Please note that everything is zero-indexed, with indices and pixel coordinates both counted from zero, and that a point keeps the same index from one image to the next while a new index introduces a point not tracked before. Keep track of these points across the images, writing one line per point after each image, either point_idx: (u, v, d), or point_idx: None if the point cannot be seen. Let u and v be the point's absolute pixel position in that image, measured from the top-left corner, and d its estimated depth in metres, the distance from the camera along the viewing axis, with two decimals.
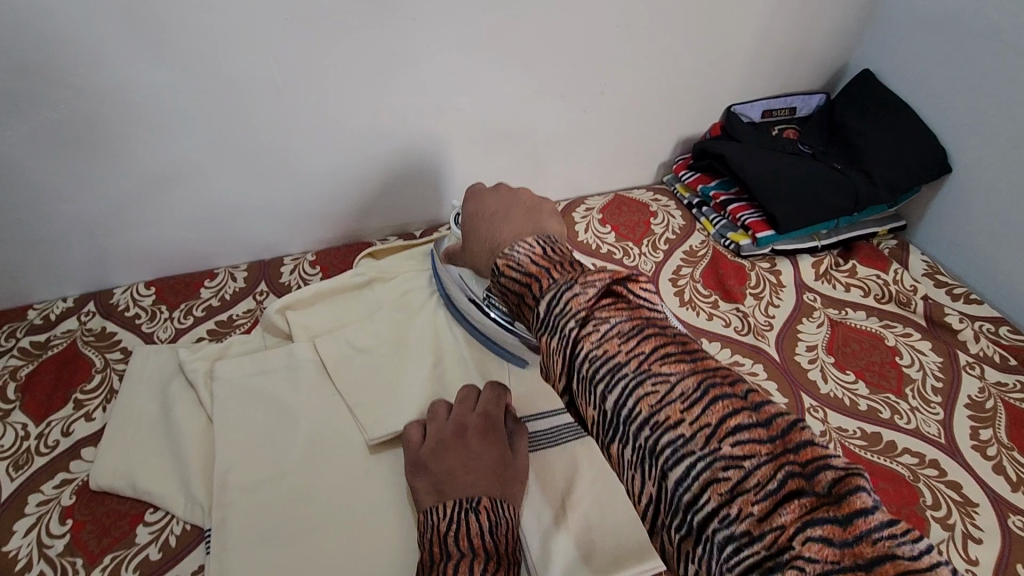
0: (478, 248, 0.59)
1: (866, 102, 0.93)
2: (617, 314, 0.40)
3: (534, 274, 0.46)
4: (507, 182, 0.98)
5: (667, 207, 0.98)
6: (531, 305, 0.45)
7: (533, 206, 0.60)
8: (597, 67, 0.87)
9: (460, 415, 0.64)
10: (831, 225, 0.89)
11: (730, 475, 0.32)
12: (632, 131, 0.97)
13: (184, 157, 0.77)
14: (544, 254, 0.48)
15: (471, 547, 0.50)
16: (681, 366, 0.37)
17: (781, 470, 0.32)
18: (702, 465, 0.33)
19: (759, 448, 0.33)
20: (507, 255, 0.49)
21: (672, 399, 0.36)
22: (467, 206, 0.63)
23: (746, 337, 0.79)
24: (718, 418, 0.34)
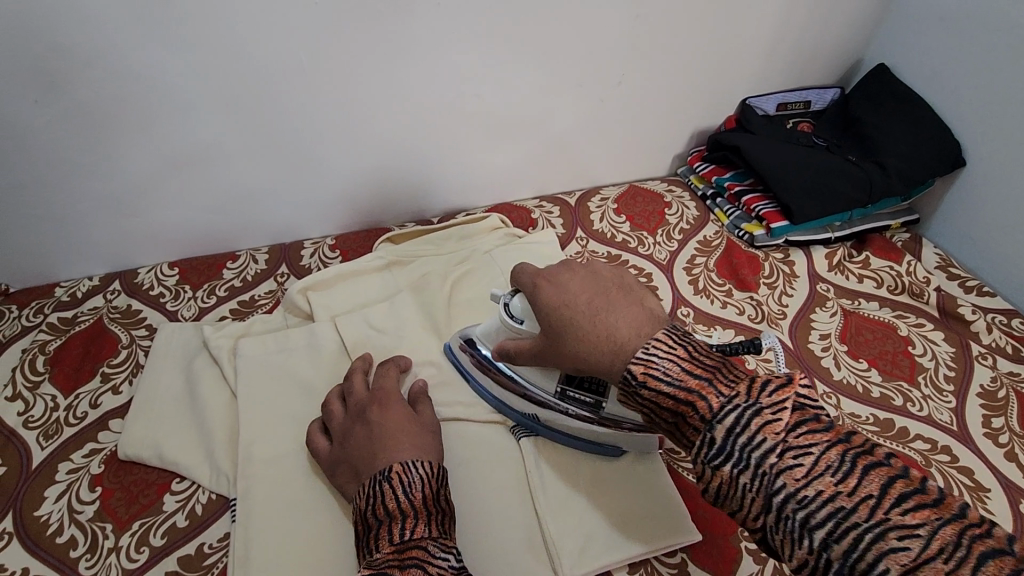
0: (586, 342, 0.51)
1: (881, 96, 0.93)
2: (748, 386, 0.43)
3: (691, 387, 0.44)
4: (524, 171, 0.99)
5: (681, 198, 0.99)
6: (694, 423, 0.43)
7: (620, 281, 0.56)
8: (616, 57, 0.88)
9: (355, 401, 0.63)
10: (845, 217, 0.89)
11: (908, 544, 0.34)
12: (648, 122, 0.98)
13: (210, 139, 0.79)
14: (688, 354, 0.46)
15: (387, 512, 0.51)
16: (818, 437, 0.40)
17: (962, 534, 0.34)
18: (875, 534, 0.35)
19: (931, 515, 0.35)
20: (643, 358, 0.47)
21: (820, 472, 0.38)
22: (545, 292, 0.56)
23: (759, 325, 0.80)
24: (865, 481, 0.37)
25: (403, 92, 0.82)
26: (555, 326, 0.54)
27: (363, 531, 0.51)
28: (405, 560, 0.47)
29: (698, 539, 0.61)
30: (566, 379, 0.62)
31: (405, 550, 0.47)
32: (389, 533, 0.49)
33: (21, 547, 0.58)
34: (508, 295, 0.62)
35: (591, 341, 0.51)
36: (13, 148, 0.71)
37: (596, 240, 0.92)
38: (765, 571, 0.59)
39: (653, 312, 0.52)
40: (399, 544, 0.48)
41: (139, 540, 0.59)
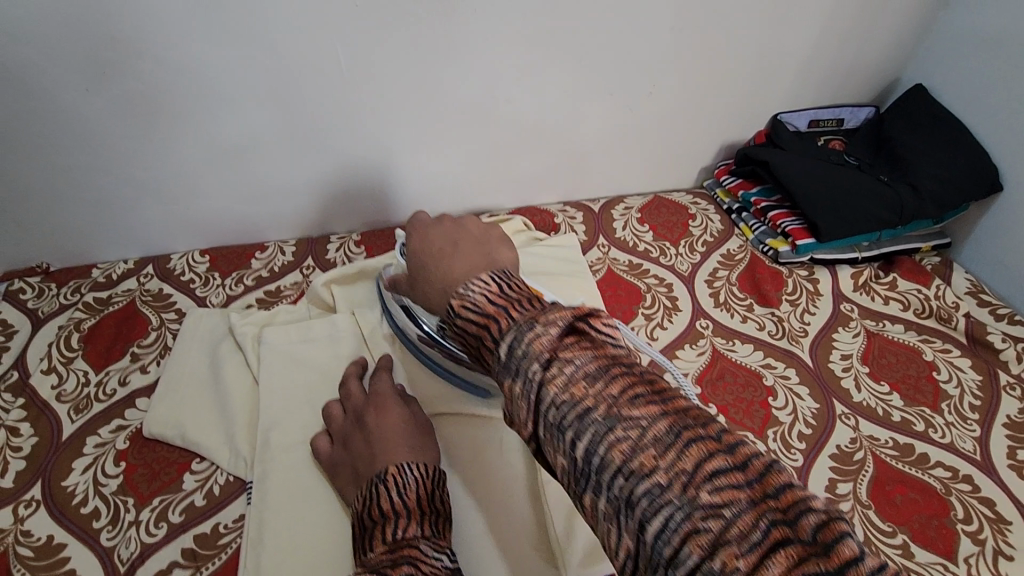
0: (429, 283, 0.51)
1: (917, 117, 0.92)
2: (583, 355, 0.35)
3: (491, 313, 0.39)
4: (551, 177, 1.00)
5: (706, 210, 0.99)
6: (489, 346, 0.39)
7: (483, 237, 0.55)
8: (648, 67, 0.88)
9: (353, 407, 0.64)
10: (873, 237, 0.88)
11: (696, 511, 0.29)
12: (677, 132, 0.98)
13: (247, 132, 0.81)
14: (501, 291, 0.41)
15: (382, 513, 0.51)
16: (585, 352, 0.35)
17: (749, 497, 0.28)
18: (605, 429, 0.32)
19: (722, 472, 0.30)
20: (460, 293, 0.42)
21: (640, 446, 0.31)
22: (414, 233, 0.57)
23: (780, 341, 0.79)
24: (668, 430, 0.31)
25: (435, 93, 0.84)
26: (412, 268, 0.55)
27: (358, 536, 0.51)
28: (398, 556, 0.46)
29: None
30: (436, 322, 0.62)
31: (399, 546, 0.47)
32: (382, 534, 0.49)
33: (47, 515, 0.61)
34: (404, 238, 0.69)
35: (432, 281, 0.51)
36: (62, 132, 0.75)
37: (618, 248, 0.92)
38: None
39: (495, 260, 0.51)
40: (392, 543, 0.47)
41: (158, 516, 0.60)
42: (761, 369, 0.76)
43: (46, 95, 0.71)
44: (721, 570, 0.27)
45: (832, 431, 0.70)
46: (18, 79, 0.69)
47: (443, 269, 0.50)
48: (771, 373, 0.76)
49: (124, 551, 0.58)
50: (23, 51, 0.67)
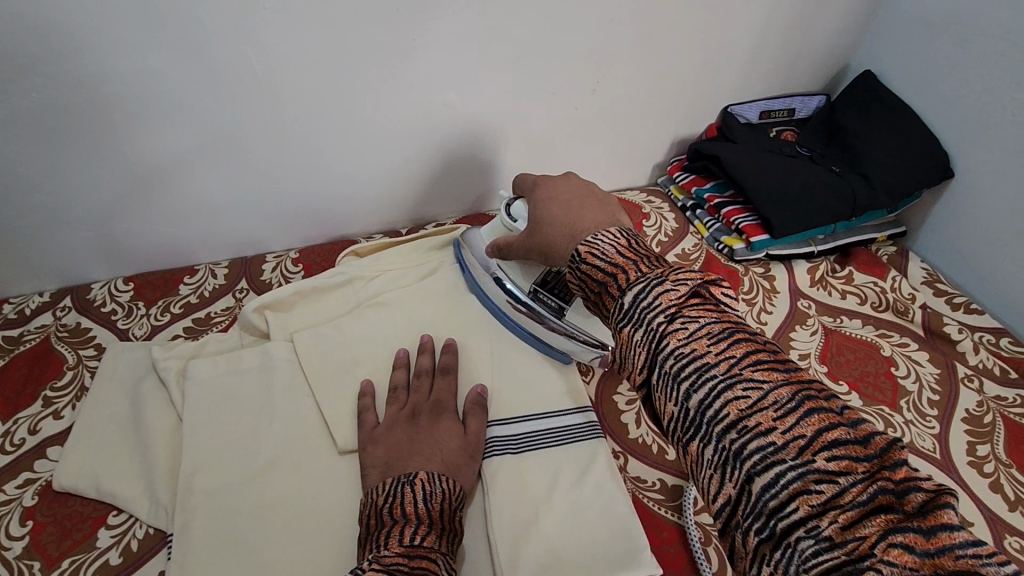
0: (552, 228, 0.65)
1: (868, 104, 0.90)
2: (707, 314, 0.43)
3: (620, 264, 0.49)
4: (500, 181, 0.96)
5: (660, 209, 0.96)
6: (613, 292, 0.49)
7: (599, 194, 0.67)
8: (593, 63, 0.84)
9: (416, 399, 0.66)
10: (828, 230, 0.86)
11: (750, 394, 0.38)
12: (628, 129, 0.95)
13: (167, 154, 0.75)
14: (627, 245, 0.51)
15: (404, 514, 0.51)
16: (709, 312, 0.43)
17: (798, 394, 0.37)
18: (727, 387, 0.39)
19: (779, 378, 0.38)
20: (589, 242, 0.53)
21: (762, 405, 0.37)
22: (535, 195, 0.71)
23: None
24: (722, 328, 0.42)
25: (367, 103, 0.79)
26: (537, 218, 0.68)
27: (370, 532, 0.51)
28: (417, 566, 0.46)
29: (658, 573, 0.57)
30: (540, 282, 0.73)
31: (417, 552, 0.47)
32: (400, 536, 0.48)
33: None
34: (509, 202, 0.77)
35: (561, 233, 0.64)
36: None
37: None
38: None
39: (618, 220, 0.62)
40: (409, 547, 0.48)
41: None
42: None
43: None
44: (768, 444, 0.36)
45: None
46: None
47: (569, 220, 0.63)
48: None
49: None
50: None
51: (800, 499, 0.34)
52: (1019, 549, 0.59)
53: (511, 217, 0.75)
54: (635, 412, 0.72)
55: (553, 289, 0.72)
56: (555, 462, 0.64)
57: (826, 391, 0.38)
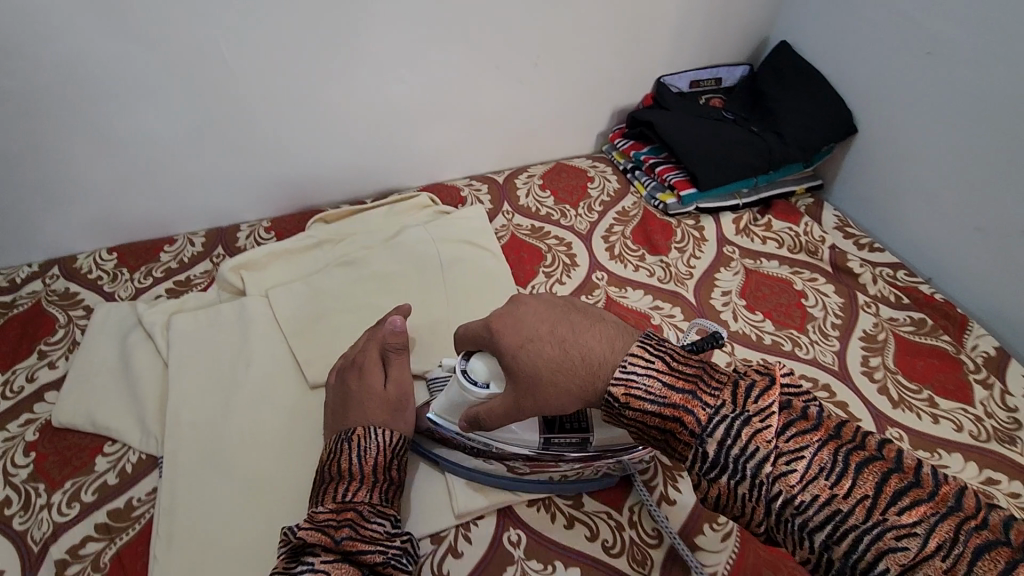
0: (565, 373, 0.48)
1: (783, 71, 1.00)
2: (809, 441, 0.41)
3: (677, 402, 0.44)
4: (455, 152, 1.04)
5: (604, 173, 1.05)
6: (683, 438, 0.44)
7: (571, 304, 0.54)
8: (532, 40, 0.93)
9: (343, 363, 0.67)
10: (750, 184, 0.96)
11: (906, 543, 0.36)
12: (570, 100, 1.03)
13: (140, 129, 0.82)
14: (672, 370, 0.45)
15: (340, 470, 0.56)
16: (808, 438, 0.41)
17: (958, 527, 0.36)
18: (875, 537, 0.37)
19: (926, 512, 0.37)
20: (621, 376, 0.46)
21: (926, 555, 0.36)
22: (504, 335, 0.52)
23: (667, 284, 0.86)
24: (833, 455, 0.40)
25: (323, 78, 0.86)
26: (527, 373, 0.50)
27: (315, 476, 0.58)
28: (344, 521, 0.53)
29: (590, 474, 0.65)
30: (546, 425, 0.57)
31: (344, 508, 0.54)
32: (334, 492, 0.55)
33: None
34: (463, 360, 0.56)
35: (576, 376, 0.48)
36: None
37: (521, 214, 0.97)
38: (653, 496, 0.63)
39: (624, 326, 0.51)
40: (341, 503, 0.54)
41: (70, 497, 0.63)
42: (649, 311, 0.82)
43: None
44: None
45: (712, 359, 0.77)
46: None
47: (575, 354, 0.48)
48: (658, 313, 0.82)
49: (36, 532, 0.60)
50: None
51: None
52: (898, 438, 0.69)
53: (476, 383, 0.55)
54: None
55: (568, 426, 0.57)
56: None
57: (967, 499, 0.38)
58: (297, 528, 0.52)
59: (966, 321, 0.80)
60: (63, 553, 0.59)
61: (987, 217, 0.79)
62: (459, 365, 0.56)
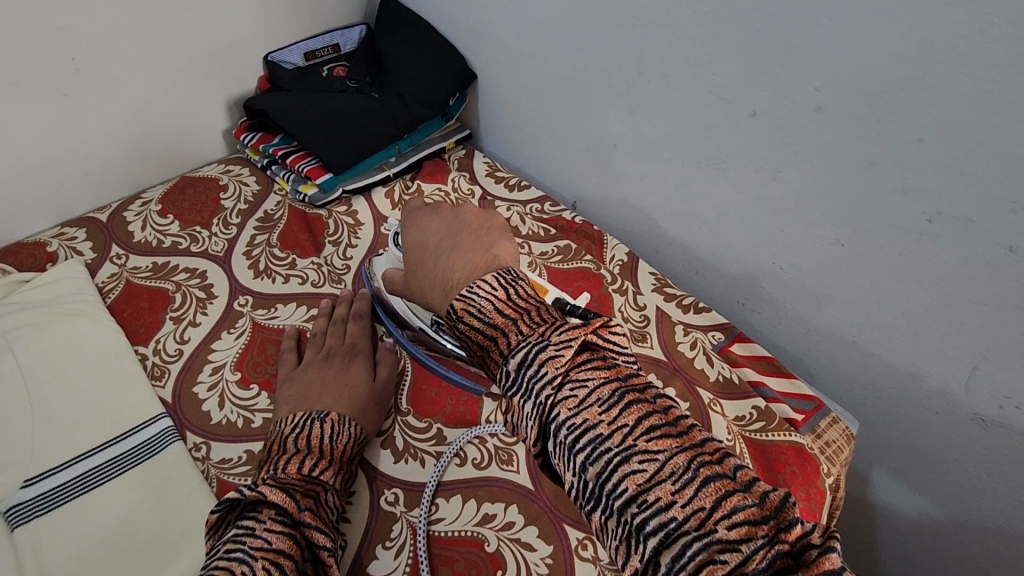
0: (430, 283, 0.58)
1: (392, 27, 0.95)
2: (596, 376, 0.43)
3: (500, 323, 0.49)
4: (23, 198, 0.81)
5: (239, 176, 0.92)
6: (496, 356, 0.48)
7: (476, 225, 0.60)
8: (52, 38, 0.74)
9: (328, 342, 0.68)
10: (393, 151, 0.91)
11: (646, 467, 0.38)
12: (159, 102, 0.86)
13: None
14: (507, 300, 0.50)
15: (308, 445, 0.55)
16: (598, 373, 0.43)
17: (692, 460, 0.37)
18: (622, 458, 0.38)
19: (671, 443, 0.39)
20: (467, 295, 0.51)
21: (660, 477, 0.37)
22: (412, 237, 0.63)
23: (323, 288, 0.78)
24: (611, 391, 0.42)
25: None
26: (411, 268, 0.62)
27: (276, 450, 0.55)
28: (307, 491, 0.51)
29: None
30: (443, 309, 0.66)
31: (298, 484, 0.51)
32: (298, 463, 0.52)
33: None
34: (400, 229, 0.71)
35: (432, 288, 0.58)
36: None
37: (137, 254, 0.80)
38: None
39: (497, 255, 0.56)
40: (307, 475, 0.52)
41: None
42: (302, 325, 0.73)
43: None
44: (670, 518, 0.36)
45: None
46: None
47: (439, 270, 0.57)
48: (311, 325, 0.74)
49: None
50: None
51: (708, 571, 0.34)
52: None
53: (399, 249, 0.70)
54: (217, 395, 0.66)
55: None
56: (112, 497, 0.58)
57: (720, 453, 0.39)
58: (258, 485, 0.48)
59: (602, 236, 0.86)
60: None
61: (588, 137, 0.84)
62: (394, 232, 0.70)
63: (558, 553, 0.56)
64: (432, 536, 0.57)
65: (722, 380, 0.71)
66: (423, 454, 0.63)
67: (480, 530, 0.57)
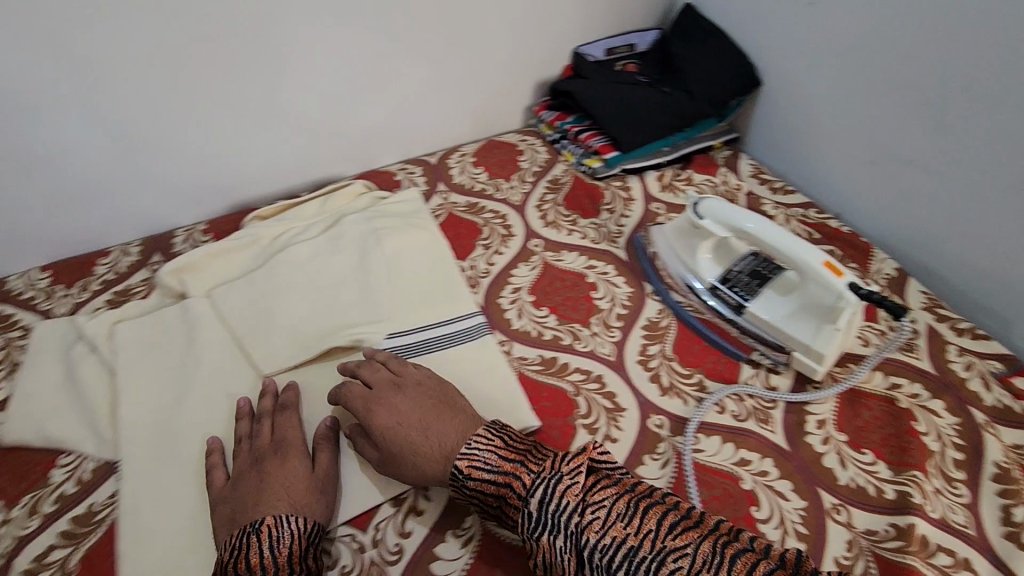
0: (422, 455, 0.59)
1: (690, 32, 1.04)
2: (608, 495, 0.52)
3: (508, 470, 0.56)
4: (386, 137, 1.05)
5: (533, 145, 1.09)
6: (512, 502, 0.55)
7: (441, 392, 0.65)
8: (444, 19, 0.96)
9: (259, 446, 0.64)
10: (669, 142, 1.01)
11: (681, 564, 0.47)
12: (491, 77, 1.06)
13: (56, 142, 0.81)
14: (507, 446, 0.58)
15: (250, 567, 0.52)
16: (609, 492, 0.53)
17: (716, 544, 0.48)
18: (660, 562, 0.48)
19: (695, 535, 0.49)
20: (466, 452, 0.58)
21: (697, 568, 0.47)
22: (376, 413, 0.62)
23: (600, 245, 0.91)
24: (626, 504, 0.51)
25: (238, 72, 0.86)
26: (388, 450, 0.61)
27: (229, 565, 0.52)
28: None
29: (533, 425, 0.69)
30: (721, 278, 0.78)
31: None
32: None
33: None
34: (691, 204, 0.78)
35: (425, 457, 0.59)
36: None
37: (456, 192, 1.01)
38: (596, 437, 0.68)
39: (472, 419, 0.62)
40: None
41: (33, 509, 0.64)
42: (583, 271, 0.87)
43: None
44: None
45: (643, 308, 0.82)
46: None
47: (440, 438, 0.60)
48: (591, 272, 0.87)
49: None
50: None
51: None
52: None
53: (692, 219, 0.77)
54: (517, 308, 0.82)
55: (734, 288, 0.77)
56: (453, 360, 0.75)
57: (733, 532, 0.50)
58: None
59: (870, 249, 0.87)
60: (29, 563, 0.60)
61: (878, 151, 0.86)
62: (689, 202, 0.78)
63: (811, 508, 0.62)
64: (696, 462, 0.66)
65: (999, 407, 0.69)
66: (687, 395, 0.72)
67: (736, 469, 0.65)
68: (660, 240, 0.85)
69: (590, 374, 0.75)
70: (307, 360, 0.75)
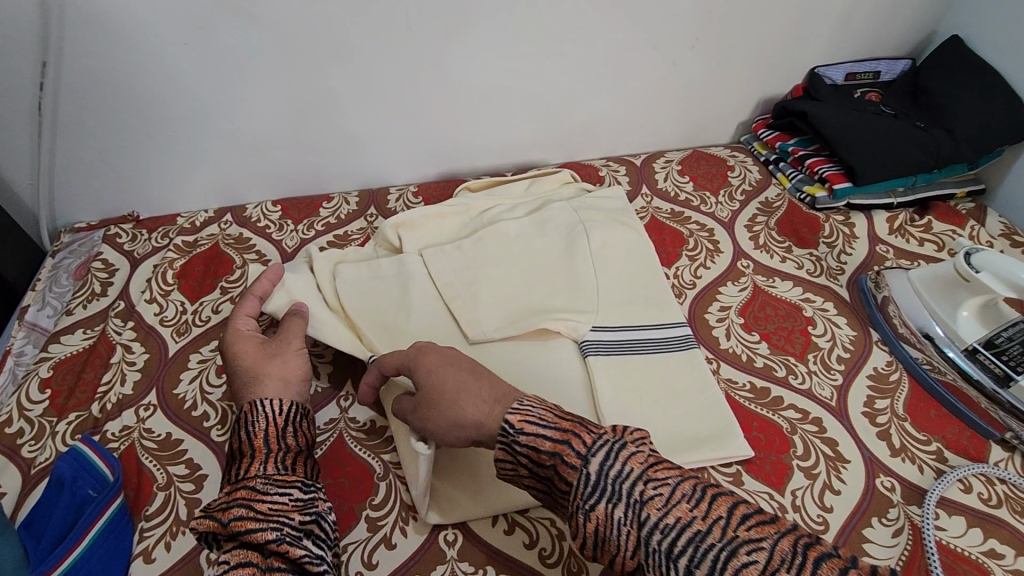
0: (478, 397, 0.52)
1: (953, 66, 0.95)
2: (672, 473, 0.45)
3: (566, 428, 0.48)
4: (597, 131, 1.05)
5: (744, 162, 1.04)
6: (570, 461, 0.45)
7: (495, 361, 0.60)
8: (696, 23, 0.93)
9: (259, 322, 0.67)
10: (908, 182, 0.93)
11: (756, 557, 0.39)
12: (718, 87, 1.03)
13: (324, 91, 0.87)
14: (559, 411, 0.50)
15: (237, 449, 0.55)
16: (673, 471, 0.45)
17: (796, 544, 0.40)
18: (728, 553, 0.39)
19: (771, 531, 0.40)
20: (520, 409, 0.50)
21: (774, 567, 0.38)
22: (427, 358, 0.57)
23: (818, 279, 0.84)
24: (692, 486, 0.43)
25: (493, 51, 0.89)
26: (433, 390, 0.54)
27: (233, 450, 0.56)
28: (231, 500, 0.50)
29: (746, 455, 0.64)
30: (986, 342, 0.69)
31: (271, 483, 0.52)
32: (235, 473, 0.53)
33: (164, 416, 0.68)
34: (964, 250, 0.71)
35: (480, 396, 0.52)
36: (154, 83, 0.80)
37: (660, 198, 0.98)
38: (816, 484, 0.62)
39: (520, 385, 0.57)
40: (235, 482, 0.53)
41: None
42: (800, 304, 0.81)
43: (146, 50, 0.77)
44: None
45: (869, 355, 0.75)
46: (105, 26, 0.74)
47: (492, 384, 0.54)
48: (808, 306, 0.81)
49: None
50: (120, 6, 0.73)
51: None
52: None
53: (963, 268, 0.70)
54: (725, 327, 0.78)
55: (1003, 357, 0.68)
56: (663, 368, 0.72)
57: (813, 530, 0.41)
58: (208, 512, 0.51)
59: None
60: None
61: None
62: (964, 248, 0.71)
63: None
64: (936, 541, 0.59)
65: None
66: (924, 463, 0.65)
67: (987, 560, 0.57)
68: (897, 287, 0.78)
69: (808, 414, 0.69)
70: (512, 335, 0.74)
